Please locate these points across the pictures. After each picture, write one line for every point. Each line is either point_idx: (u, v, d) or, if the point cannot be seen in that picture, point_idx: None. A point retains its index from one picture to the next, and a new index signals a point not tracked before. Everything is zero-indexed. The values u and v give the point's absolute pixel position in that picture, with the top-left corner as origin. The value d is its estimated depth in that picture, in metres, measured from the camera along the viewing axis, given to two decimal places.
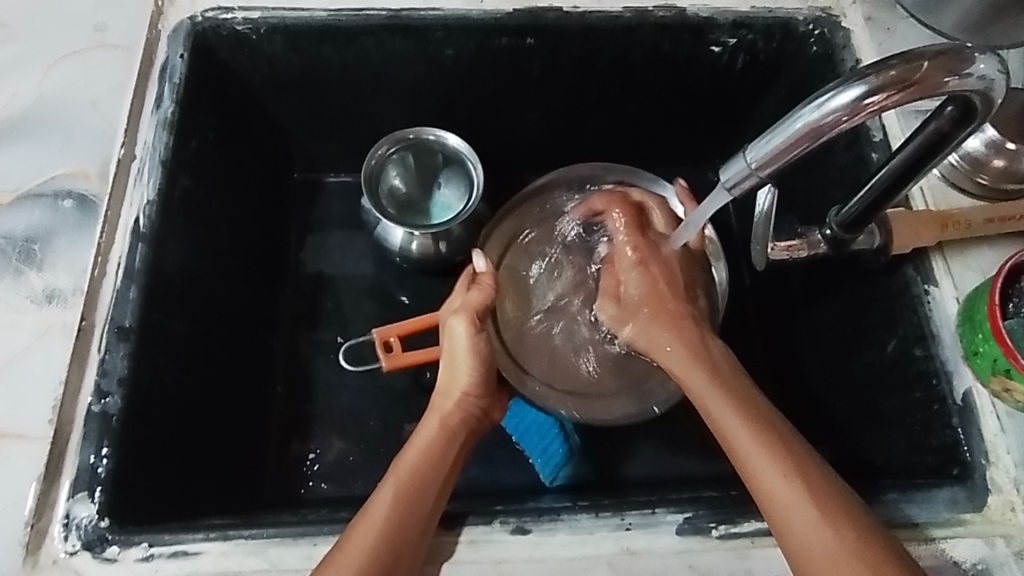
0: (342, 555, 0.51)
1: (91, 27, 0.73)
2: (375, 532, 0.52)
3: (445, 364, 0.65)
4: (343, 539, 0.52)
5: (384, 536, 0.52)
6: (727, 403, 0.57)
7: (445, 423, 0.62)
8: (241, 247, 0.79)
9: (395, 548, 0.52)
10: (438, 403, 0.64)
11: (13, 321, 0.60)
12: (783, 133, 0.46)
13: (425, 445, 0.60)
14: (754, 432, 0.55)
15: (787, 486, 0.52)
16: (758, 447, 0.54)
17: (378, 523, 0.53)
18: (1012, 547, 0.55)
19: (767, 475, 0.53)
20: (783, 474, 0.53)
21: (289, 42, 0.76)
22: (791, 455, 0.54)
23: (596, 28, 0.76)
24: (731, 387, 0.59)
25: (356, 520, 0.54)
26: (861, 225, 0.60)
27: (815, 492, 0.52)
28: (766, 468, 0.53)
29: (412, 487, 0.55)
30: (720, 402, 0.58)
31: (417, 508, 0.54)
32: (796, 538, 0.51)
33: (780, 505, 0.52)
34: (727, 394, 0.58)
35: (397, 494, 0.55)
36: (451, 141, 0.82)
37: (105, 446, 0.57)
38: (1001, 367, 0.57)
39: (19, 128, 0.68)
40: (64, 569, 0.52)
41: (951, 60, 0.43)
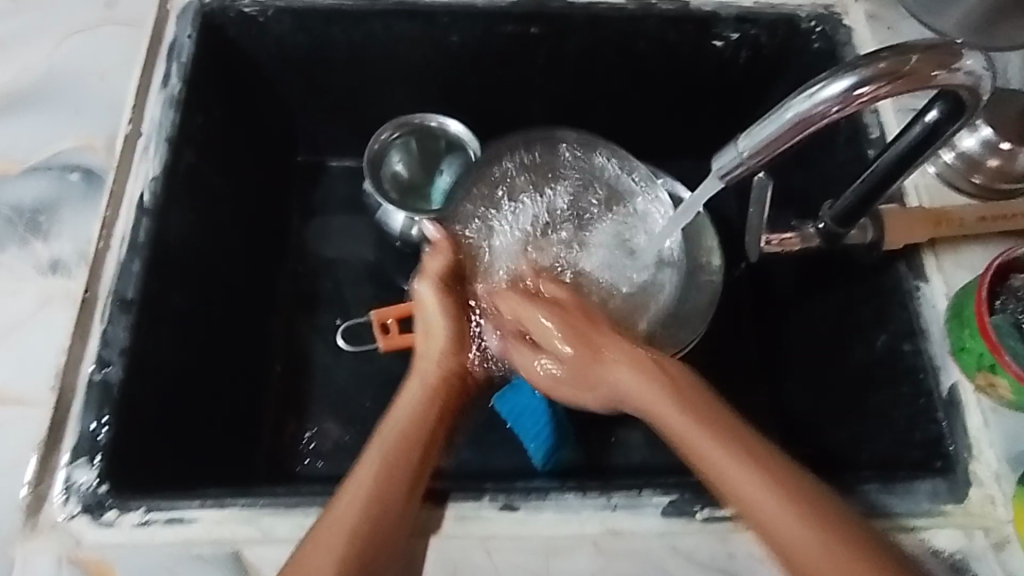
0: (327, 526, 0.52)
1: (102, 5, 0.74)
2: (358, 495, 0.53)
3: (421, 330, 0.71)
4: (333, 502, 0.53)
5: (374, 499, 0.53)
6: (725, 456, 0.54)
7: (427, 385, 0.65)
8: (243, 226, 0.80)
9: (379, 512, 0.53)
10: (419, 366, 0.67)
11: (18, 290, 0.61)
12: (774, 122, 0.46)
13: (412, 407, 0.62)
14: (745, 463, 0.53)
15: (762, 484, 0.52)
16: (771, 489, 0.51)
17: (367, 483, 0.54)
18: (990, 539, 0.56)
19: (756, 499, 0.52)
20: (760, 478, 0.52)
21: (297, 23, 0.77)
22: (780, 482, 0.52)
23: (600, 19, 0.77)
24: (693, 402, 0.58)
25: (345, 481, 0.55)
26: (854, 220, 0.61)
27: (799, 502, 0.51)
28: (756, 493, 0.52)
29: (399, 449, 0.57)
30: (719, 453, 0.54)
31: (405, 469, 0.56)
32: (764, 508, 0.51)
33: (771, 527, 0.51)
34: (722, 447, 0.54)
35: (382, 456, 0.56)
36: (454, 128, 0.84)
37: (105, 414, 0.58)
38: (987, 363, 0.58)
39: (27, 101, 0.70)
40: (63, 532, 0.54)
41: (942, 55, 0.44)
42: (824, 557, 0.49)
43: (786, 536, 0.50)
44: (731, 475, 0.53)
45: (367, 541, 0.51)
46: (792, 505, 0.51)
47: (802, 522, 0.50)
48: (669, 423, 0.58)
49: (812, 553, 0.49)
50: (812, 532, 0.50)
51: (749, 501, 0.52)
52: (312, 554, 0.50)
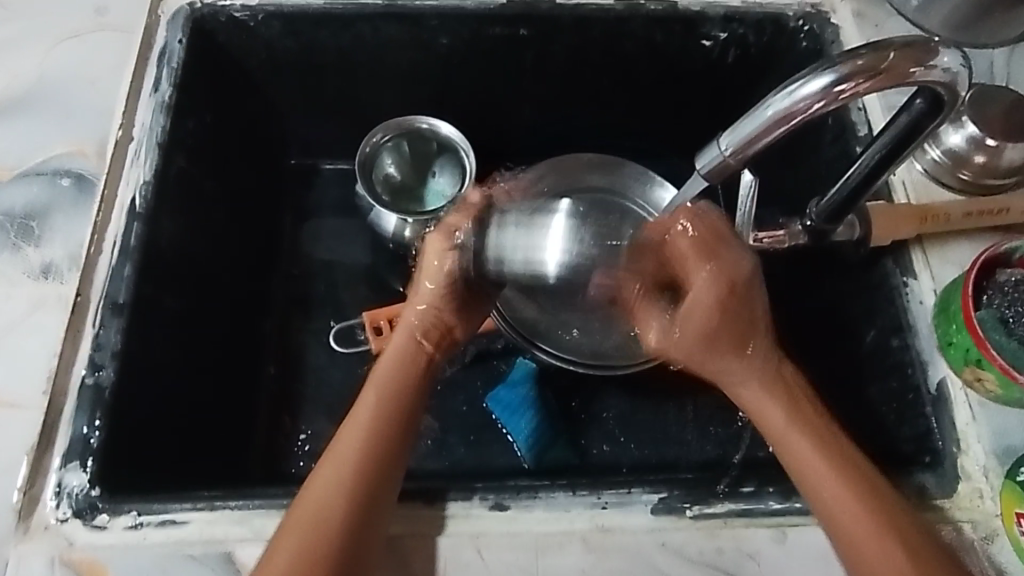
0: (298, 510, 0.53)
1: (92, 11, 0.75)
2: (345, 470, 0.55)
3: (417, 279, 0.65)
4: (317, 471, 0.55)
5: (344, 487, 0.54)
6: (810, 446, 0.56)
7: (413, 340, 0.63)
8: (235, 229, 0.81)
9: (352, 496, 0.53)
10: (405, 318, 0.64)
11: (10, 295, 0.62)
12: (755, 120, 0.47)
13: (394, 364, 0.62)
14: (829, 458, 0.55)
15: (814, 448, 0.56)
16: (839, 477, 0.54)
17: (349, 458, 0.55)
18: (978, 532, 0.56)
19: (831, 490, 0.54)
20: (843, 476, 0.54)
21: (286, 27, 0.77)
22: (856, 480, 0.54)
23: (588, 20, 0.77)
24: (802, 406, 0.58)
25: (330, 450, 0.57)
26: (840, 216, 0.62)
27: (868, 500, 0.53)
28: (835, 492, 0.54)
29: (381, 421, 0.58)
30: (802, 440, 0.56)
31: (382, 447, 0.57)
32: (808, 473, 0.55)
33: (832, 517, 0.53)
34: (815, 438, 0.56)
35: (366, 428, 0.57)
36: (444, 129, 0.84)
37: (97, 417, 0.58)
38: (973, 357, 0.58)
39: (18, 108, 0.70)
40: (55, 535, 0.54)
41: (919, 51, 0.44)
42: (857, 526, 0.52)
43: (819, 498, 0.54)
44: (810, 462, 0.55)
45: (354, 516, 0.53)
46: (869, 506, 0.53)
47: (837, 475, 0.54)
48: (769, 424, 0.58)
49: (852, 523, 0.53)
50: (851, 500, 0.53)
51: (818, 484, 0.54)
52: (294, 525, 0.52)
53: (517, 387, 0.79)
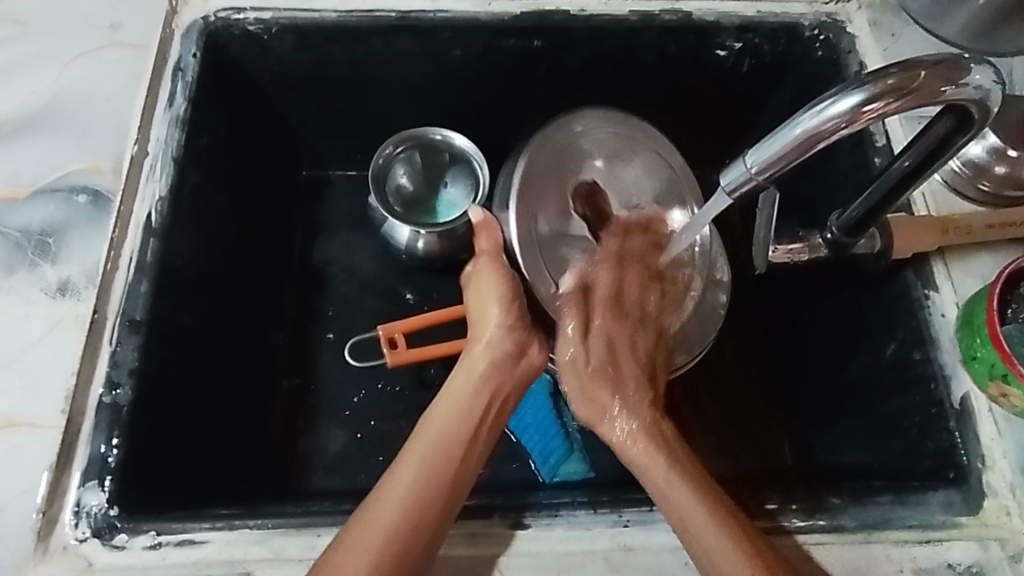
0: (365, 517, 0.53)
1: (107, 27, 0.75)
2: (392, 512, 0.53)
3: (474, 297, 0.65)
4: (361, 513, 0.54)
5: (409, 505, 0.54)
6: (700, 507, 0.54)
7: (482, 376, 0.63)
8: (249, 243, 0.81)
9: (412, 532, 0.53)
10: (469, 352, 0.65)
11: (27, 313, 0.62)
12: (782, 139, 0.46)
13: (457, 408, 0.61)
14: (719, 525, 0.53)
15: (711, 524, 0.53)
16: (737, 548, 0.52)
17: (403, 497, 0.54)
18: (1006, 550, 0.56)
19: (732, 569, 0.51)
20: (742, 553, 0.52)
21: (299, 41, 0.77)
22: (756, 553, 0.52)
23: (602, 31, 0.77)
24: (684, 463, 0.57)
25: (382, 484, 0.56)
26: (862, 229, 0.61)
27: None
28: (729, 566, 0.51)
29: (440, 460, 0.57)
30: (689, 499, 0.54)
31: (439, 490, 0.55)
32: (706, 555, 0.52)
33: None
34: (700, 497, 0.54)
35: (422, 466, 0.56)
36: (457, 141, 0.84)
37: (115, 435, 0.58)
38: (998, 372, 0.57)
39: (34, 125, 0.70)
40: (75, 556, 0.54)
41: (950, 70, 0.44)
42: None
43: (707, 552, 0.52)
44: (698, 520, 0.53)
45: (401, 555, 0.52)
46: None
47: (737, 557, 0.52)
48: (645, 464, 0.57)
49: None
50: (738, 565, 0.51)
51: (699, 536, 0.53)
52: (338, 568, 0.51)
53: (534, 400, 0.79)
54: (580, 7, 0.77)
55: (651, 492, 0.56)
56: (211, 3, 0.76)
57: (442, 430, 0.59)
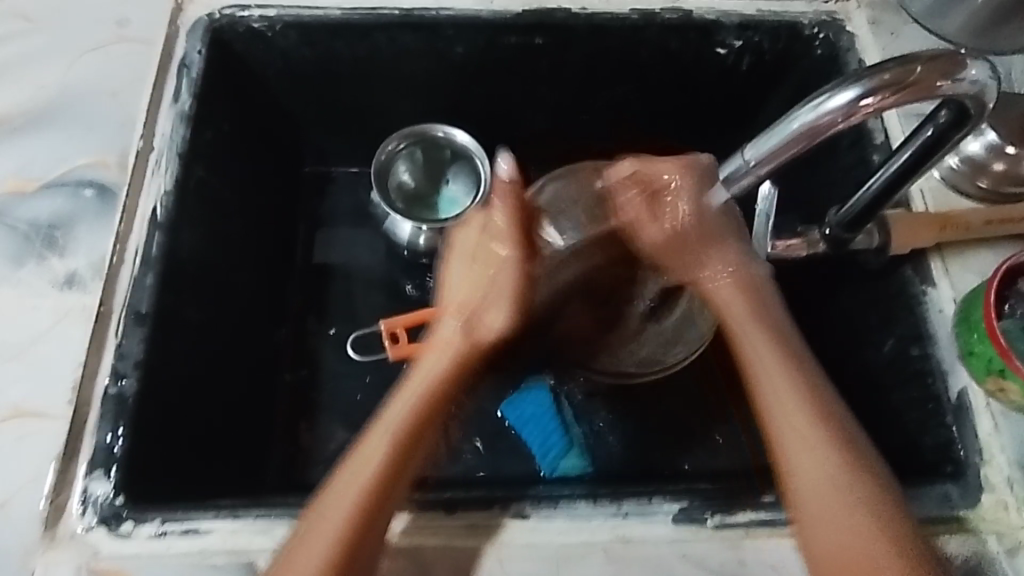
0: (314, 512, 0.55)
1: (114, 23, 0.76)
2: (342, 497, 0.55)
3: (457, 268, 0.67)
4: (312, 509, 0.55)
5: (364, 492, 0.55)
6: (816, 446, 0.56)
7: (446, 351, 0.64)
8: (254, 239, 0.81)
9: (360, 512, 0.54)
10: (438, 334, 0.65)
11: (34, 305, 0.63)
12: (780, 133, 0.47)
13: (414, 389, 0.62)
14: (837, 464, 0.55)
15: (824, 447, 0.56)
16: (838, 488, 0.54)
17: (356, 483, 0.56)
18: (1003, 544, 0.56)
19: (825, 503, 0.54)
20: (846, 492, 0.54)
21: (303, 38, 0.78)
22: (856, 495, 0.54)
23: (603, 28, 0.78)
24: (816, 403, 0.58)
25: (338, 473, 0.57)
26: (860, 225, 0.62)
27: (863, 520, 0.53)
28: (831, 504, 0.54)
29: (393, 441, 0.58)
30: (811, 437, 0.57)
31: (388, 471, 0.57)
32: (802, 474, 0.56)
33: (815, 518, 0.54)
34: (821, 441, 0.56)
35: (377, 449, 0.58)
36: (460, 137, 0.85)
37: (121, 426, 0.59)
38: (996, 367, 0.58)
39: (42, 119, 0.71)
40: (81, 544, 0.55)
41: (946, 65, 0.44)
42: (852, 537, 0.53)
43: (821, 491, 0.55)
44: (807, 457, 0.56)
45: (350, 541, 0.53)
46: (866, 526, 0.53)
47: (844, 481, 0.55)
48: (774, 399, 0.59)
49: (834, 527, 0.53)
50: (849, 504, 0.54)
51: (802, 473, 0.56)
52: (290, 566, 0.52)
53: (534, 395, 0.78)
54: (582, 4, 0.77)
55: (775, 429, 0.58)
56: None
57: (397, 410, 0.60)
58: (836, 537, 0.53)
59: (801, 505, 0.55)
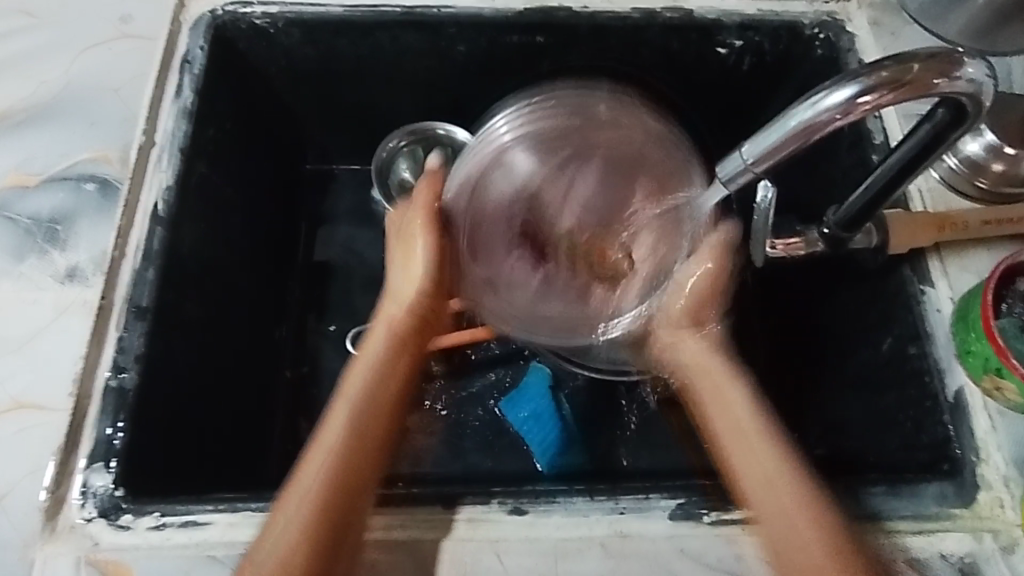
0: (281, 513, 0.53)
1: (117, 19, 0.76)
2: (305, 492, 0.54)
3: (400, 242, 0.71)
4: (275, 508, 0.53)
5: (330, 463, 0.55)
6: (767, 459, 0.56)
7: (392, 333, 0.67)
8: (255, 235, 0.82)
9: (328, 506, 0.53)
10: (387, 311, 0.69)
11: (36, 299, 0.63)
12: (778, 130, 0.47)
13: (368, 376, 0.62)
14: (778, 475, 0.55)
15: (764, 454, 0.56)
16: (797, 503, 0.53)
17: (321, 477, 0.54)
18: (999, 542, 0.56)
19: (780, 515, 0.53)
20: (803, 506, 0.53)
21: (305, 35, 0.78)
22: (815, 505, 0.53)
23: (605, 28, 0.78)
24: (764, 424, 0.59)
25: (297, 467, 0.56)
26: (859, 224, 0.62)
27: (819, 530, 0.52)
28: (789, 515, 0.53)
29: (359, 432, 0.58)
30: (762, 454, 0.56)
31: (359, 458, 0.56)
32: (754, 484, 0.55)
33: (779, 538, 0.52)
34: (774, 456, 0.56)
35: (338, 442, 0.56)
36: (461, 136, 0.84)
37: (121, 419, 0.59)
38: (993, 366, 0.58)
39: (45, 114, 0.71)
40: (81, 535, 0.55)
41: (943, 63, 0.45)
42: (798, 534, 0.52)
43: (767, 507, 0.54)
44: (758, 469, 0.55)
45: (321, 539, 0.51)
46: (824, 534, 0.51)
47: (780, 481, 0.55)
48: (724, 426, 0.59)
49: (796, 540, 0.52)
50: (803, 515, 0.52)
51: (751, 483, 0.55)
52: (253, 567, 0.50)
53: (532, 393, 0.80)
54: (583, 4, 0.78)
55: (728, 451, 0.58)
56: None
57: (358, 397, 0.60)
58: (786, 531, 0.52)
59: (755, 509, 0.54)
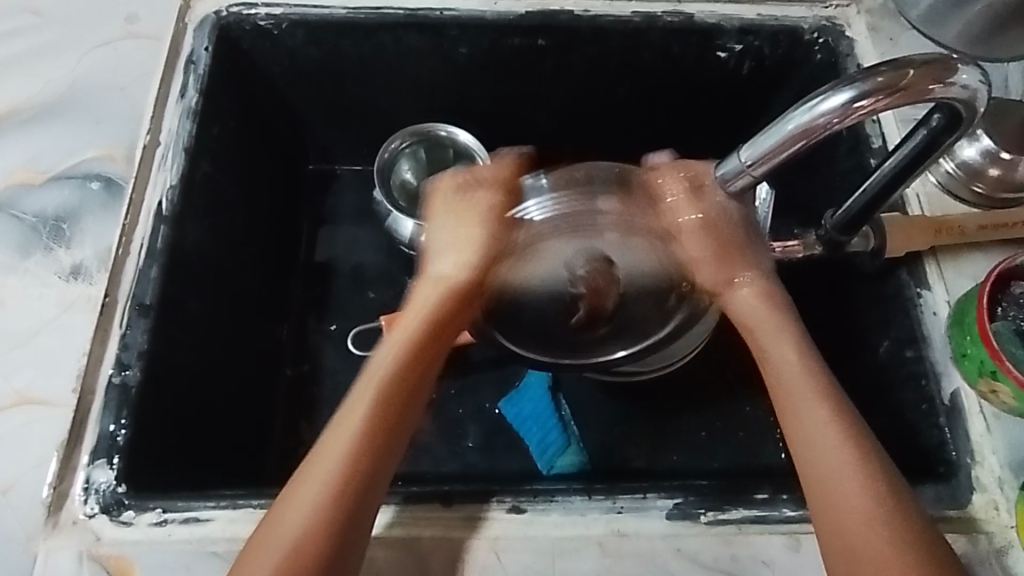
0: (270, 529, 0.51)
1: (123, 19, 0.77)
2: (313, 497, 0.52)
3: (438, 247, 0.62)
4: (278, 507, 0.52)
5: (361, 441, 0.54)
6: (834, 442, 0.53)
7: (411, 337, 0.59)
8: (258, 234, 0.82)
9: (335, 511, 0.51)
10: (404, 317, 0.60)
11: (41, 295, 0.64)
12: (775, 134, 0.48)
13: (381, 373, 0.57)
14: (846, 462, 0.53)
15: (831, 437, 0.54)
16: (861, 489, 0.52)
17: (327, 481, 0.52)
18: (993, 544, 0.57)
19: (847, 505, 0.51)
20: (864, 494, 0.51)
21: (309, 36, 0.79)
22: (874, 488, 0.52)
23: (606, 31, 0.79)
24: (834, 403, 0.55)
25: (306, 463, 0.54)
26: (857, 227, 0.62)
27: (875, 519, 0.50)
28: (849, 505, 0.51)
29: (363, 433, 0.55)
30: (826, 436, 0.54)
31: (365, 465, 0.53)
32: (820, 467, 0.53)
33: (838, 523, 0.51)
34: (841, 440, 0.53)
35: (346, 448, 0.54)
36: (462, 137, 0.85)
37: (124, 416, 0.60)
38: (988, 369, 0.58)
39: (50, 113, 0.72)
40: (84, 530, 0.55)
41: (937, 69, 0.45)
42: (865, 516, 0.51)
43: (830, 492, 0.52)
44: (824, 454, 0.53)
45: (317, 546, 0.50)
46: (880, 525, 0.50)
47: (853, 475, 0.52)
48: (794, 397, 0.56)
49: (851, 528, 0.51)
50: (864, 503, 0.51)
51: (821, 467, 0.53)
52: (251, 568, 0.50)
53: (532, 394, 0.81)
54: (585, 7, 0.78)
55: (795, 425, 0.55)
56: None
57: (371, 396, 0.56)
58: (842, 518, 0.51)
59: (822, 494, 0.52)
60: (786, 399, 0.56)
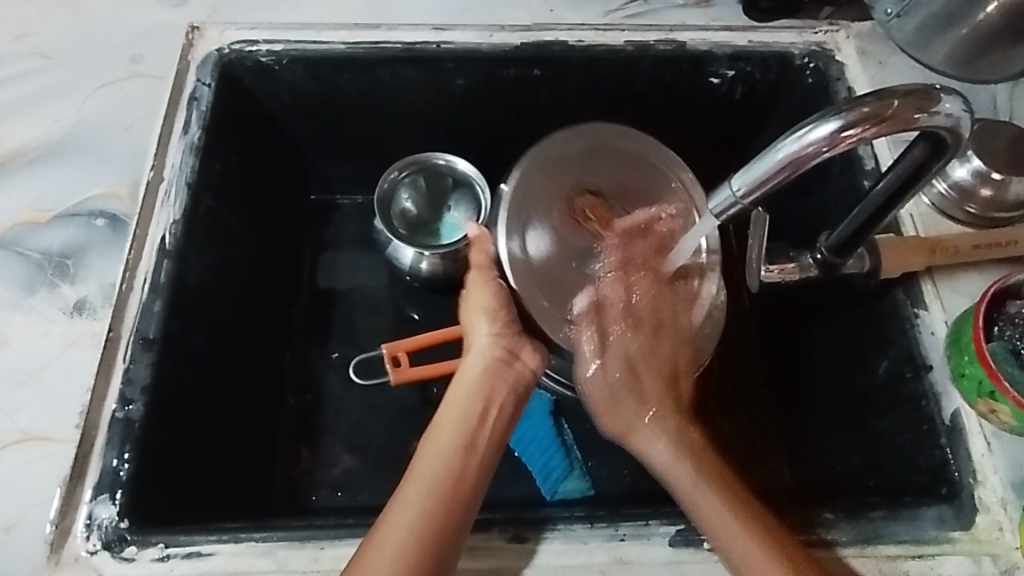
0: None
1: (127, 59, 0.79)
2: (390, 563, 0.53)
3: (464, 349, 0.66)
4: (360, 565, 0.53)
5: (430, 504, 0.56)
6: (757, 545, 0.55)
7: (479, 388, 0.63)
8: (260, 266, 0.83)
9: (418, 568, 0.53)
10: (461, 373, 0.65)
11: (46, 332, 0.64)
12: (767, 162, 0.48)
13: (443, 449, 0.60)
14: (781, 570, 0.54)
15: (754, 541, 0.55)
16: None
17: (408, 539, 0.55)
18: (999, 566, 0.56)
19: None
20: None
21: (309, 71, 0.81)
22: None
23: (598, 60, 0.80)
24: (746, 509, 0.58)
25: (376, 533, 0.55)
26: (850, 249, 0.63)
27: None
28: None
29: (444, 490, 0.57)
30: (742, 538, 0.55)
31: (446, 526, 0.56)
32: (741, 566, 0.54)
33: None
34: (765, 544, 0.55)
35: (424, 505, 0.56)
36: (460, 165, 0.87)
37: (127, 450, 0.60)
38: (986, 389, 0.59)
39: (56, 152, 0.74)
40: (85, 567, 0.55)
41: (919, 99, 0.47)
42: None
43: None
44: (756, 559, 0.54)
45: None
46: None
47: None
48: (706, 510, 0.57)
49: None
50: None
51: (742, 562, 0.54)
52: None
53: (534, 419, 0.80)
54: (578, 38, 0.80)
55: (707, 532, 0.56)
56: (226, 36, 0.80)
57: (441, 464, 0.59)
58: None
59: None
60: (695, 506, 0.58)
